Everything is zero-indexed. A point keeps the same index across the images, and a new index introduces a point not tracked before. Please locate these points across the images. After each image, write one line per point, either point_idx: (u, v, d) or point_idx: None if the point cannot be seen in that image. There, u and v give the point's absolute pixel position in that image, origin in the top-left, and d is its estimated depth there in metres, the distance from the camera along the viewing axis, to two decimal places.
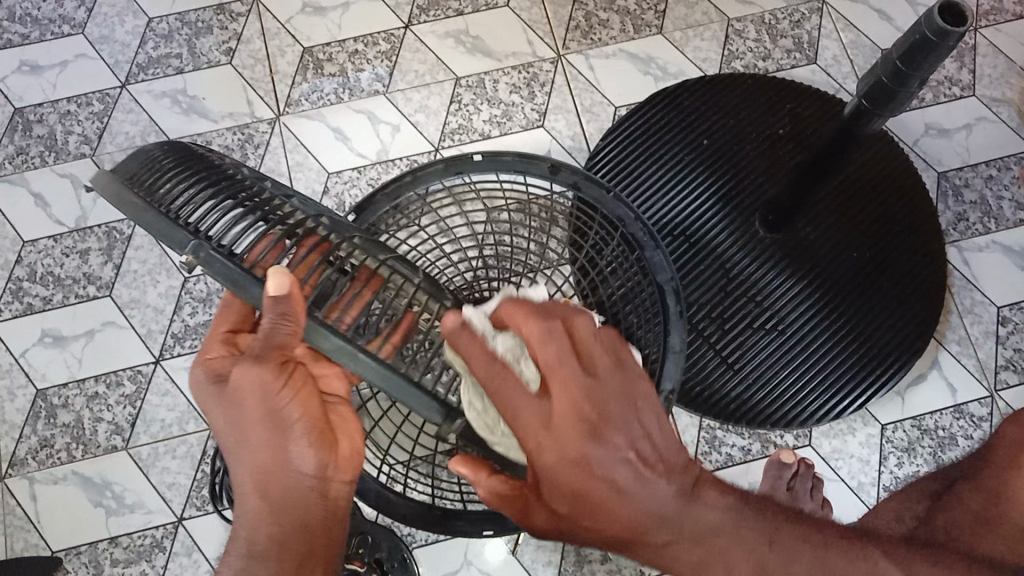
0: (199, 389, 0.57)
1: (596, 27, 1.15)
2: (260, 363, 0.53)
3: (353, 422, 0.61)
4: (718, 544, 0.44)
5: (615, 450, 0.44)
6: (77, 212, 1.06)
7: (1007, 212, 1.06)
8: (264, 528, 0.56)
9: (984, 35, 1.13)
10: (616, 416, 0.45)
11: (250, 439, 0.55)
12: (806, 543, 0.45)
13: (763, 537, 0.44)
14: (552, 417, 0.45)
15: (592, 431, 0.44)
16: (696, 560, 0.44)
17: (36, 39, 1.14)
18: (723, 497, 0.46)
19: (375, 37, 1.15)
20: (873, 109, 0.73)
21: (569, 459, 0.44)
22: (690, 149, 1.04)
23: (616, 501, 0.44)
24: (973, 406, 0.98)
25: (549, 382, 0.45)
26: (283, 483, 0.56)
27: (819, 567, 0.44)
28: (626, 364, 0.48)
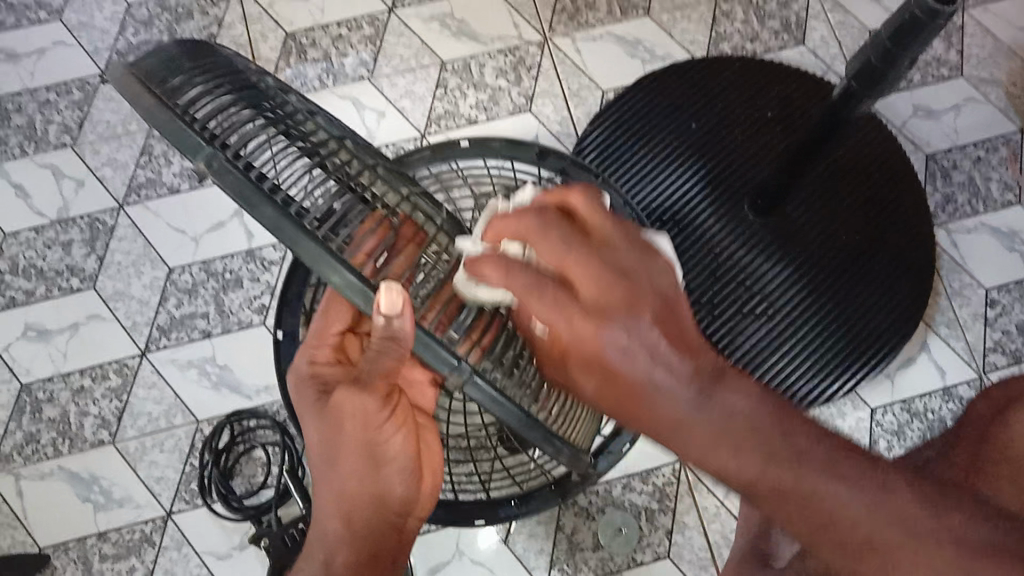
0: (303, 393, 0.62)
1: (583, 9, 1.14)
2: (369, 389, 0.55)
3: (436, 453, 0.63)
4: (728, 438, 0.38)
5: (641, 324, 0.41)
6: (59, 203, 1.04)
7: (994, 193, 1.06)
8: (344, 553, 0.56)
9: (971, 15, 1.13)
10: (639, 287, 0.42)
11: (341, 464, 0.58)
12: (822, 440, 0.37)
13: (779, 423, 0.38)
14: (583, 298, 0.42)
15: (629, 308, 0.42)
16: (701, 447, 0.39)
17: (12, 25, 1.12)
18: (745, 381, 0.40)
19: (358, 22, 1.13)
20: (862, 90, 0.73)
21: (601, 330, 0.41)
22: (678, 133, 1.04)
23: (637, 379, 0.41)
24: (962, 388, 0.99)
25: (564, 267, 0.43)
26: (366, 516, 0.58)
27: (842, 472, 0.36)
28: (649, 246, 0.45)
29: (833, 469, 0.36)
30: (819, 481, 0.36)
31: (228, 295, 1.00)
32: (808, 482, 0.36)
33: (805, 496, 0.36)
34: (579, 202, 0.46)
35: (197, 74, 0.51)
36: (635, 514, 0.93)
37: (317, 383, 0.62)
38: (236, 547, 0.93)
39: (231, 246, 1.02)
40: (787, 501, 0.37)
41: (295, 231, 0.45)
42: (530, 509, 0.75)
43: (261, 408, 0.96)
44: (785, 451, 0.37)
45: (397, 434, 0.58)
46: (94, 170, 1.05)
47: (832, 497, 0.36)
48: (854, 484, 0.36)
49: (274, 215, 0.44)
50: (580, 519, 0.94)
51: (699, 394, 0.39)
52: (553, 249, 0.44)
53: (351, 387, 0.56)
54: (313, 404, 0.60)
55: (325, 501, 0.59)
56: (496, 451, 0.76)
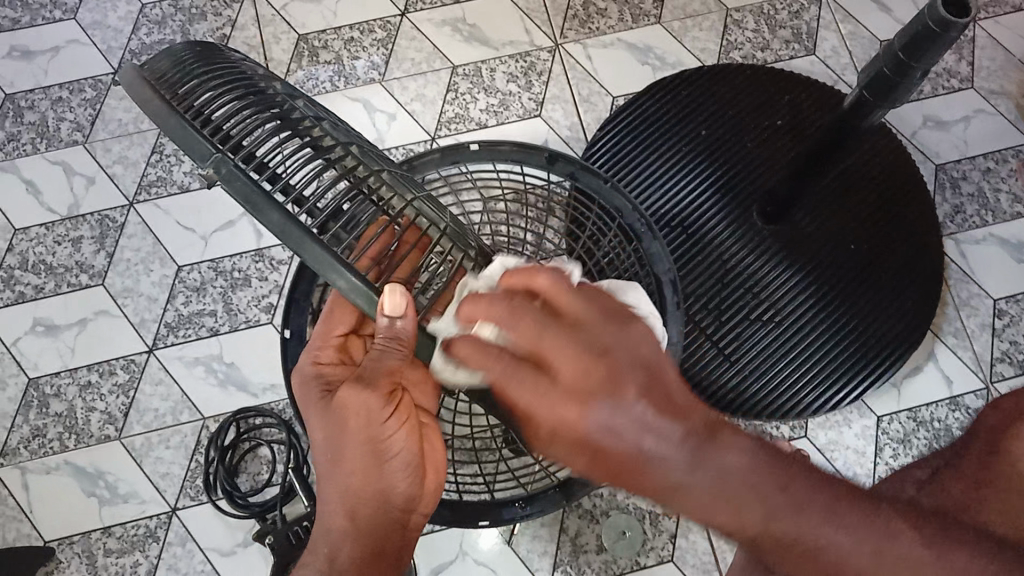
0: (306, 392, 0.62)
1: (594, 16, 1.14)
2: (372, 384, 0.56)
3: (442, 451, 0.63)
4: (730, 501, 0.39)
5: (629, 404, 0.40)
6: (70, 199, 1.05)
7: (1004, 204, 1.05)
8: (347, 549, 0.56)
9: (982, 27, 1.13)
10: (622, 363, 0.41)
11: (345, 461, 0.58)
12: (819, 489, 0.41)
13: (778, 482, 0.40)
14: (564, 381, 0.41)
15: (611, 389, 0.40)
16: (702, 512, 0.40)
17: (28, 24, 1.13)
18: (737, 438, 0.41)
19: (370, 25, 1.14)
20: (874, 101, 0.73)
21: (598, 421, 0.39)
22: (687, 140, 1.04)
23: (630, 456, 0.40)
24: (969, 397, 0.98)
25: (541, 353, 0.42)
26: (369, 512, 0.58)
27: (844, 520, 0.40)
28: (618, 315, 0.45)
29: (830, 516, 0.40)
30: (823, 533, 0.39)
31: (236, 294, 1.00)
32: (813, 536, 0.39)
33: (810, 549, 0.40)
34: (545, 283, 0.45)
35: (201, 79, 0.51)
36: (639, 519, 0.93)
37: (320, 382, 0.62)
38: (239, 544, 0.93)
39: (240, 245, 1.02)
40: (789, 553, 0.40)
41: (300, 236, 0.44)
42: (534, 510, 0.74)
43: (266, 406, 0.96)
44: (786, 510, 0.39)
45: (400, 431, 0.58)
46: (105, 168, 1.06)
47: (832, 548, 0.39)
48: (853, 532, 0.40)
49: (279, 219, 0.43)
50: (584, 522, 0.93)
51: (693, 461, 0.39)
52: (529, 332, 0.42)
53: (354, 382, 0.57)
54: (316, 402, 0.61)
55: (328, 497, 0.59)
56: (501, 451, 0.76)
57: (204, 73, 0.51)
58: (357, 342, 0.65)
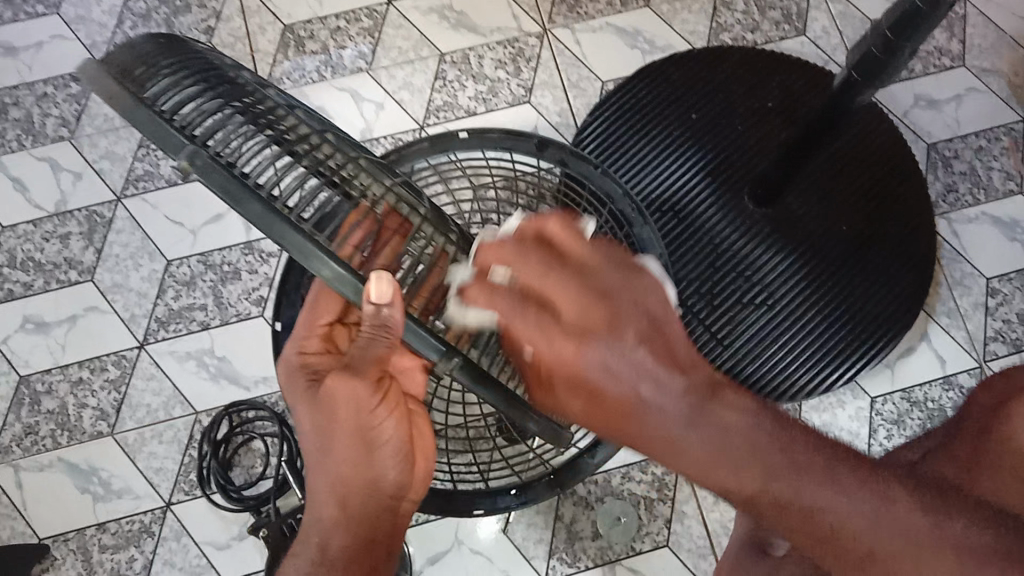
0: (293, 381, 0.62)
1: (582, 0, 1.13)
2: (360, 374, 0.55)
3: (430, 438, 0.62)
4: (726, 454, 0.39)
5: (631, 351, 0.40)
6: (57, 196, 1.04)
7: (996, 183, 1.05)
8: (339, 536, 0.58)
9: (973, 5, 1.12)
10: (627, 309, 0.41)
11: (335, 449, 0.58)
12: (819, 452, 0.40)
13: (779, 442, 0.40)
14: (566, 320, 0.40)
15: (614, 329, 0.40)
16: (700, 464, 0.40)
17: (10, 19, 1.12)
18: (743, 400, 0.41)
19: (356, 14, 1.13)
20: (862, 82, 0.72)
21: (597, 364, 0.40)
22: (678, 123, 1.03)
23: (627, 402, 0.40)
24: (962, 377, 0.98)
25: (548, 296, 0.41)
26: (359, 500, 0.58)
27: (838, 481, 0.39)
28: (630, 263, 0.44)
29: (827, 479, 0.39)
30: (819, 497, 0.39)
31: (226, 287, 1.00)
32: (807, 499, 0.39)
33: (802, 510, 0.39)
34: (554, 228, 0.44)
35: (169, 68, 0.50)
36: (634, 503, 0.93)
37: (307, 372, 0.62)
38: (235, 537, 0.93)
39: (230, 238, 1.01)
40: (784, 513, 0.39)
41: (281, 225, 0.43)
42: (528, 499, 0.74)
43: (260, 399, 0.96)
44: (784, 468, 0.39)
45: (389, 418, 0.58)
46: (92, 163, 1.05)
47: (827, 511, 0.38)
48: (851, 497, 0.39)
49: (260, 209, 0.43)
50: (579, 508, 0.94)
51: (690, 414, 0.40)
52: (538, 269, 0.42)
53: (341, 371, 0.56)
54: (303, 391, 0.61)
55: (318, 485, 0.59)
56: (494, 440, 0.75)
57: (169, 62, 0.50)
58: (343, 331, 0.64)
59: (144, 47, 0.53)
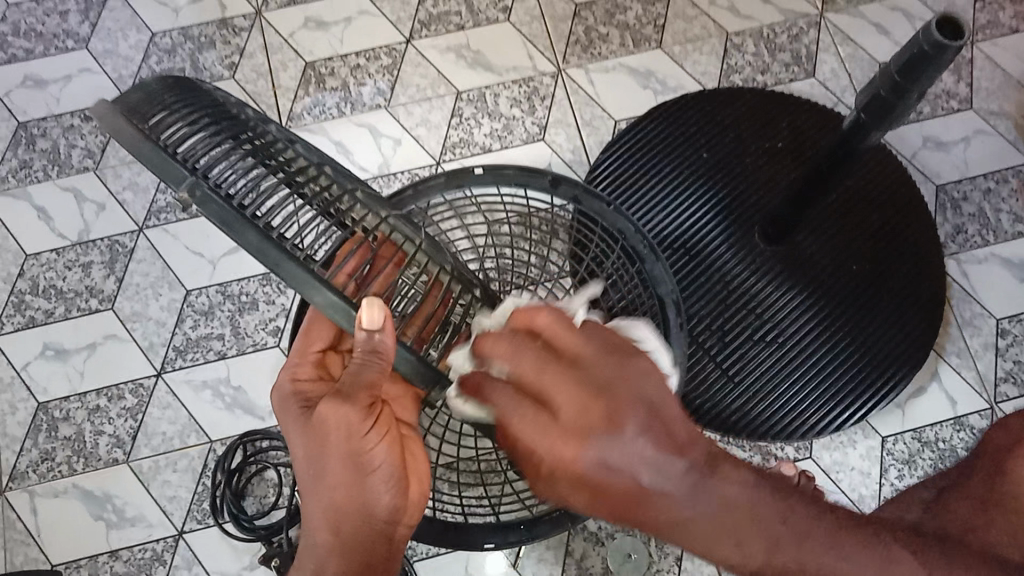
0: (285, 407, 0.62)
1: (596, 41, 1.16)
2: (352, 399, 0.56)
3: (425, 464, 0.62)
4: (728, 533, 0.39)
5: (626, 438, 0.40)
6: (79, 225, 1.06)
7: (1005, 224, 1.06)
8: (333, 564, 0.57)
9: (980, 49, 1.14)
10: (619, 396, 0.41)
11: (327, 476, 0.58)
12: (824, 523, 0.39)
13: (780, 512, 0.39)
14: (563, 419, 0.41)
15: (609, 422, 0.40)
16: (703, 543, 0.39)
17: (40, 53, 1.15)
18: (739, 472, 0.40)
19: (376, 52, 1.16)
20: (872, 122, 0.74)
21: (592, 456, 0.40)
22: (688, 162, 1.05)
23: (627, 491, 0.39)
24: (973, 418, 0.98)
25: (545, 391, 0.42)
26: (352, 527, 0.57)
27: (843, 550, 0.38)
28: (624, 352, 0.44)
29: (830, 547, 0.38)
30: (824, 563, 0.38)
31: (243, 318, 1.01)
32: (814, 567, 0.38)
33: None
34: (545, 320, 0.45)
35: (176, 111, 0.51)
36: (645, 540, 0.93)
37: (299, 398, 0.62)
38: (246, 567, 0.93)
39: (247, 269, 1.03)
40: None
41: (278, 255, 0.44)
42: (540, 533, 0.74)
43: (273, 429, 0.97)
44: (787, 543, 0.38)
45: (380, 443, 0.57)
46: (115, 194, 1.07)
47: None
48: (856, 562, 0.38)
49: (255, 238, 0.44)
50: (589, 544, 0.93)
51: (693, 492, 0.39)
52: (535, 367, 0.43)
53: (334, 397, 0.56)
54: (296, 416, 0.61)
55: (311, 512, 0.59)
56: (506, 473, 0.76)
57: (178, 101, 0.52)
58: (336, 359, 0.66)
59: (155, 88, 0.55)
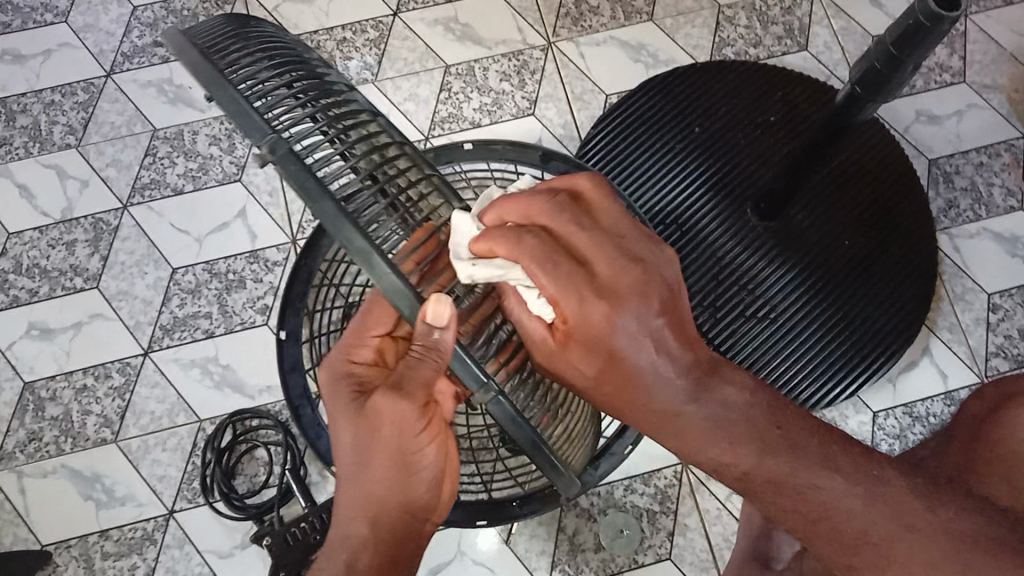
0: (336, 389, 0.60)
1: (586, 14, 1.14)
2: (410, 397, 0.55)
3: (456, 463, 0.62)
4: (724, 430, 0.46)
5: (641, 317, 0.48)
6: (63, 203, 1.05)
7: (997, 199, 1.06)
8: (366, 559, 0.56)
9: (974, 22, 1.13)
10: (646, 273, 0.49)
11: (371, 466, 0.57)
12: (814, 437, 0.45)
13: (772, 423, 0.45)
14: (598, 279, 0.49)
15: (640, 298, 0.48)
16: (695, 441, 0.47)
17: (19, 27, 1.13)
18: (737, 379, 0.48)
19: (363, 25, 1.14)
20: (866, 96, 0.73)
21: (614, 318, 0.48)
22: (681, 136, 1.04)
23: (638, 368, 0.49)
24: (963, 392, 0.98)
25: (577, 250, 0.49)
26: (388, 519, 0.57)
27: (830, 462, 0.43)
28: (651, 236, 0.52)
29: (826, 465, 0.43)
30: (810, 475, 0.42)
31: (231, 296, 1.00)
32: (803, 478, 0.42)
33: (811, 505, 0.42)
34: (583, 183, 0.52)
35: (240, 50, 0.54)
36: (637, 516, 0.93)
37: (351, 382, 0.61)
38: (237, 546, 0.93)
39: (235, 247, 1.02)
40: (779, 492, 0.43)
41: (347, 225, 0.44)
42: (532, 510, 0.74)
43: (263, 408, 0.96)
44: (790, 456, 0.43)
45: (431, 445, 0.58)
46: (98, 171, 1.06)
47: (820, 491, 0.42)
48: (847, 477, 0.42)
49: (334, 210, 0.44)
50: (581, 521, 0.94)
51: (689, 387, 0.48)
52: (559, 216, 0.50)
53: (390, 392, 0.55)
54: (347, 400, 0.59)
55: (350, 499, 0.58)
56: (498, 451, 0.75)
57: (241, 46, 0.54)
58: (394, 345, 0.63)
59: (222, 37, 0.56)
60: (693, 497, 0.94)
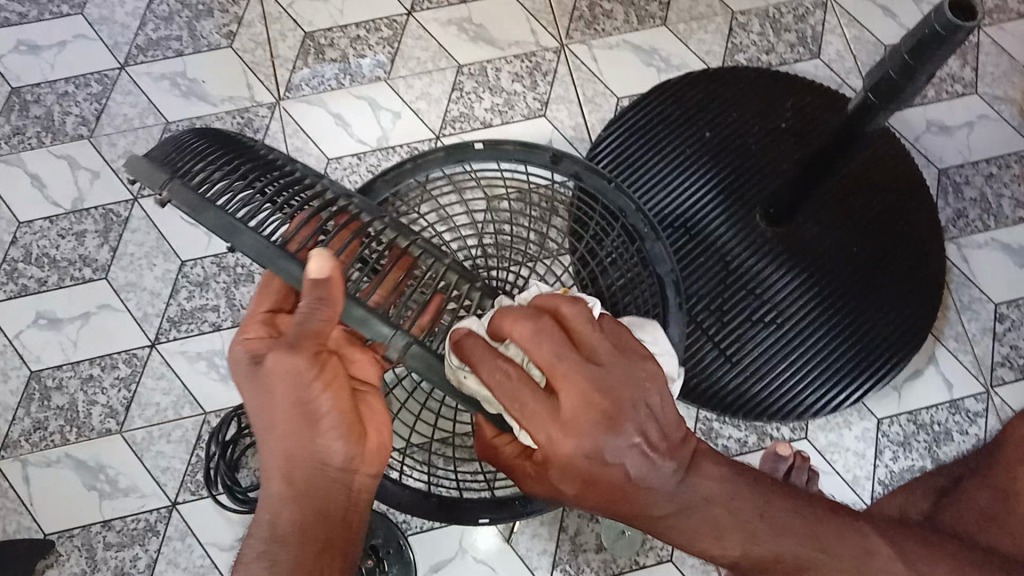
0: (235, 365, 0.56)
1: (599, 17, 1.14)
2: (295, 344, 0.52)
3: (383, 415, 0.59)
4: (711, 522, 0.49)
5: (625, 438, 0.47)
6: (74, 193, 1.05)
7: (1006, 210, 1.05)
8: (289, 512, 0.52)
9: (987, 33, 1.13)
10: (624, 402, 0.47)
11: (275, 426, 0.53)
12: (799, 518, 0.50)
13: (759, 508, 0.49)
14: (564, 414, 0.47)
15: (605, 417, 0.47)
16: (688, 535, 0.49)
17: (34, 18, 1.13)
18: (718, 469, 0.50)
19: (376, 23, 1.14)
20: (880, 104, 0.72)
21: (585, 450, 0.46)
22: (691, 141, 1.04)
23: (627, 487, 0.48)
24: (969, 401, 0.98)
25: (555, 378, 0.48)
26: (304, 475, 0.53)
27: (816, 539, 0.49)
28: (631, 352, 0.50)
29: (813, 544, 0.49)
30: (795, 552, 0.49)
31: (239, 290, 1.00)
32: (789, 560, 0.49)
33: (785, 567, 0.49)
34: (570, 310, 0.50)
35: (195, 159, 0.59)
36: None
37: (249, 355, 0.56)
38: (238, 539, 0.93)
39: None
40: (769, 571, 0.49)
41: (234, 226, 0.52)
42: (536, 509, 0.74)
43: None
44: (766, 538, 0.49)
45: (328, 393, 0.53)
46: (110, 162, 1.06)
47: (811, 569, 0.49)
48: (831, 554, 0.49)
49: (221, 219, 0.52)
50: (583, 521, 0.93)
51: (677, 488, 0.49)
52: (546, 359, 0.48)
53: (279, 348, 0.53)
54: (246, 367, 0.55)
55: (264, 463, 0.54)
56: None
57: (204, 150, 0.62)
58: (286, 318, 0.59)
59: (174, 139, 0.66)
60: None
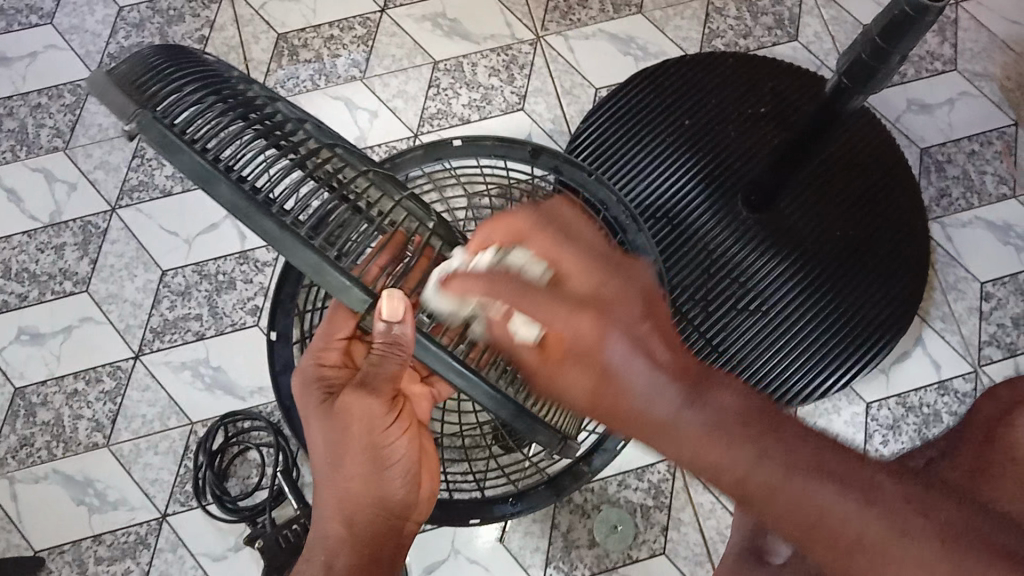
0: (308, 395, 0.63)
1: (574, 7, 1.14)
2: (376, 391, 0.60)
3: (435, 457, 0.67)
4: (723, 436, 0.35)
5: (622, 315, 0.40)
6: (51, 207, 1.05)
7: (989, 187, 1.06)
8: (344, 555, 0.58)
9: (964, 9, 1.13)
10: (617, 281, 0.43)
11: (345, 464, 0.61)
12: (811, 443, 0.36)
13: (765, 421, 0.36)
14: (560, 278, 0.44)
15: (603, 291, 0.42)
16: (679, 436, 0.36)
17: (3, 29, 1.12)
18: (727, 384, 0.38)
19: (351, 22, 1.13)
20: (853, 87, 0.72)
21: (573, 315, 0.40)
22: (670, 129, 1.04)
23: (614, 361, 0.38)
24: (957, 382, 0.98)
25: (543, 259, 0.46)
26: (364, 514, 0.60)
27: (822, 465, 0.35)
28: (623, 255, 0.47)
29: (826, 467, 0.35)
30: (799, 463, 0.35)
31: (222, 297, 1.00)
32: (789, 473, 0.35)
33: (788, 489, 0.34)
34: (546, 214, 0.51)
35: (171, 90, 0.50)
36: (631, 512, 0.94)
37: (322, 385, 0.63)
38: (231, 548, 0.93)
39: (224, 247, 1.02)
40: (773, 497, 0.34)
41: (294, 243, 0.46)
42: (525, 508, 0.74)
43: (255, 409, 0.96)
44: (775, 446, 0.35)
45: (400, 436, 0.62)
46: (86, 173, 1.05)
47: (821, 494, 0.34)
48: (840, 479, 0.35)
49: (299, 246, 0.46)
50: (575, 517, 0.94)
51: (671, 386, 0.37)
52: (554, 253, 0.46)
53: (358, 388, 0.60)
54: (319, 405, 0.62)
55: (325, 498, 0.62)
56: (489, 448, 0.75)
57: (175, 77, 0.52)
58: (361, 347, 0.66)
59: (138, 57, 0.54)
60: (686, 491, 0.94)
